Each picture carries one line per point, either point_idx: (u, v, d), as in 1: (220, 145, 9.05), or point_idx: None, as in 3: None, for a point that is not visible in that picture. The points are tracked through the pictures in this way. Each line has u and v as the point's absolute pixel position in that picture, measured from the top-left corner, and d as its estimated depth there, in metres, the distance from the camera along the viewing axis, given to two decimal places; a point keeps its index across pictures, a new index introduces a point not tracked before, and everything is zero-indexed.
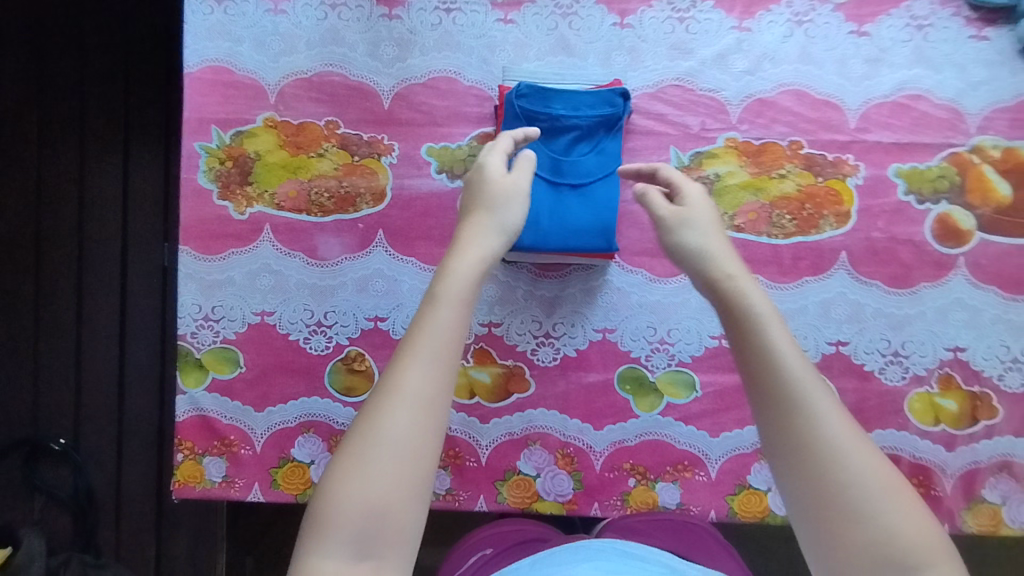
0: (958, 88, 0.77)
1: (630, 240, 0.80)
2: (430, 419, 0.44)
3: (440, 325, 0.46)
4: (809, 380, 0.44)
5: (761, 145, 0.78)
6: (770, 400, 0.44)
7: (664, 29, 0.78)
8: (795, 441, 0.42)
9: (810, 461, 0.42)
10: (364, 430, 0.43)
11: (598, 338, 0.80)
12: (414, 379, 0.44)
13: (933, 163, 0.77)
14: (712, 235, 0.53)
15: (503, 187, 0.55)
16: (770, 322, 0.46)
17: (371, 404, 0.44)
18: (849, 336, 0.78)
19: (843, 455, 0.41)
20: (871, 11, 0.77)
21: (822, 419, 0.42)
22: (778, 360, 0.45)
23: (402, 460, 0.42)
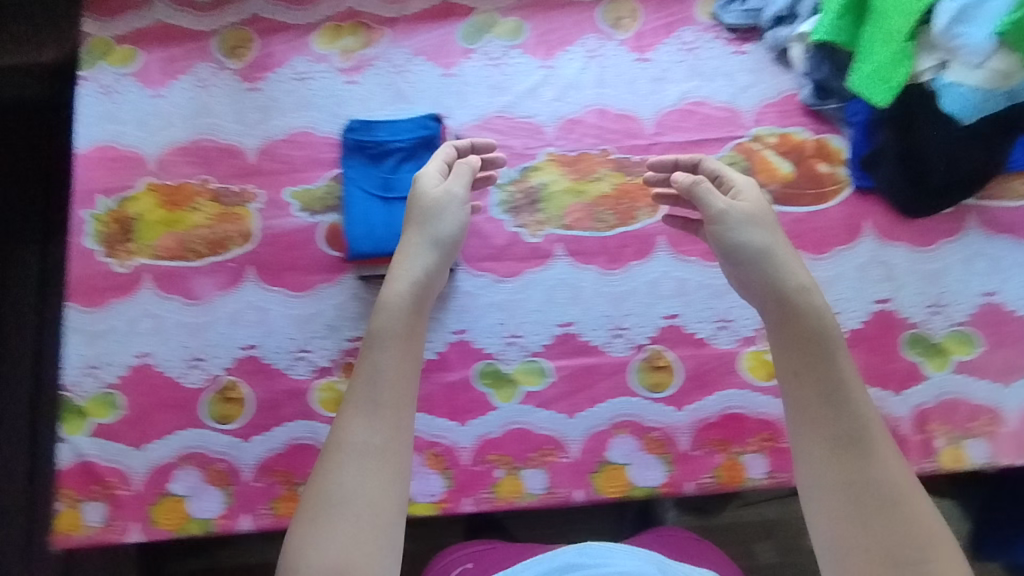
0: (731, 93, 0.92)
1: (474, 249, 0.90)
2: (371, 472, 0.60)
3: (373, 382, 0.64)
4: (869, 419, 0.62)
5: (577, 155, 0.92)
6: (831, 427, 0.62)
7: (483, 73, 0.95)
8: (845, 438, 0.61)
9: (857, 485, 0.59)
10: (318, 497, 0.59)
11: (454, 339, 0.88)
12: (355, 433, 0.61)
13: (721, 153, 0.90)
14: (772, 238, 0.71)
15: (433, 196, 0.73)
16: (838, 349, 0.65)
17: (322, 472, 0.61)
18: (677, 309, 0.88)
19: (879, 458, 0.60)
20: (649, 43, 0.95)
21: (870, 428, 0.62)
22: (843, 390, 0.63)
23: (361, 509, 0.59)
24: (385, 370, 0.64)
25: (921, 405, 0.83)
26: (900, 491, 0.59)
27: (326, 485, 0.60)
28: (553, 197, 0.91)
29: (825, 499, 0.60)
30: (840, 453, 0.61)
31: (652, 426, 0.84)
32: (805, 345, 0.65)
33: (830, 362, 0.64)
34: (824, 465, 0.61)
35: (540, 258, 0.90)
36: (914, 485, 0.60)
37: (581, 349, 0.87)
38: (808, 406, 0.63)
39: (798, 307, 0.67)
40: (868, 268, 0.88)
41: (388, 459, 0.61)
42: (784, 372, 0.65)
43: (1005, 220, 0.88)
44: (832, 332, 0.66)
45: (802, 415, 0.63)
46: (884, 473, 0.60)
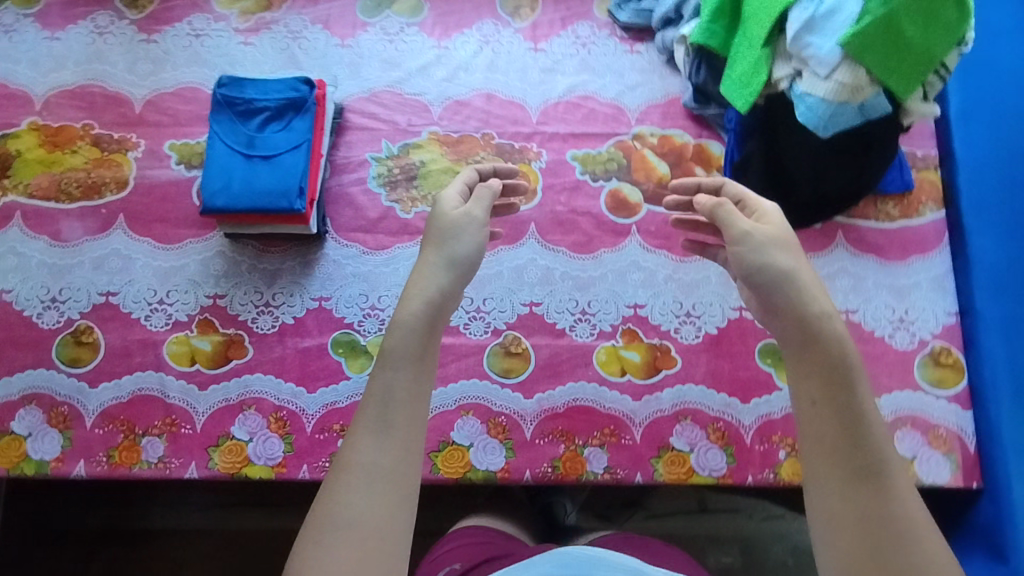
0: (618, 90, 0.96)
1: (345, 219, 0.91)
2: (378, 495, 0.56)
3: (389, 398, 0.59)
4: (890, 455, 0.57)
5: (459, 136, 0.94)
6: (855, 466, 0.56)
7: (377, 47, 0.97)
8: (863, 476, 0.56)
9: (880, 526, 0.54)
10: (318, 519, 0.55)
11: (314, 306, 0.88)
12: (366, 456, 0.56)
13: (602, 148, 0.94)
14: (799, 262, 0.64)
15: (454, 217, 0.69)
16: (857, 381, 0.59)
17: (330, 494, 0.56)
18: (540, 297, 0.89)
19: (894, 499, 0.55)
20: (544, 34, 0.98)
21: (888, 467, 0.57)
22: (864, 425, 0.57)
23: (367, 532, 0.54)
24: (397, 392, 0.59)
25: (766, 415, 0.85)
26: (923, 534, 0.54)
27: (331, 507, 0.55)
28: (430, 175, 0.93)
29: (842, 542, 0.55)
30: (859, 492, 0.56)
31: (499, 411, 0.85)
32: (826, 374, 0.59)
33: (851, 393, 0.59)
34: (841, 504, 0.56)
35: (410, 233, 0.91)
36: (929, 524, 0.55)
37: None
38: (826, 437, 0.58)
39: (820, 332, 0.61)
40: None
41: (394, 482, 0.56)
42: (803, 405, 0.60)
43: (872, 240, 0.90)
44: (854, 362, 0.60)
45: (823, 453, 0.58)
46: (904, 515, 0.55)
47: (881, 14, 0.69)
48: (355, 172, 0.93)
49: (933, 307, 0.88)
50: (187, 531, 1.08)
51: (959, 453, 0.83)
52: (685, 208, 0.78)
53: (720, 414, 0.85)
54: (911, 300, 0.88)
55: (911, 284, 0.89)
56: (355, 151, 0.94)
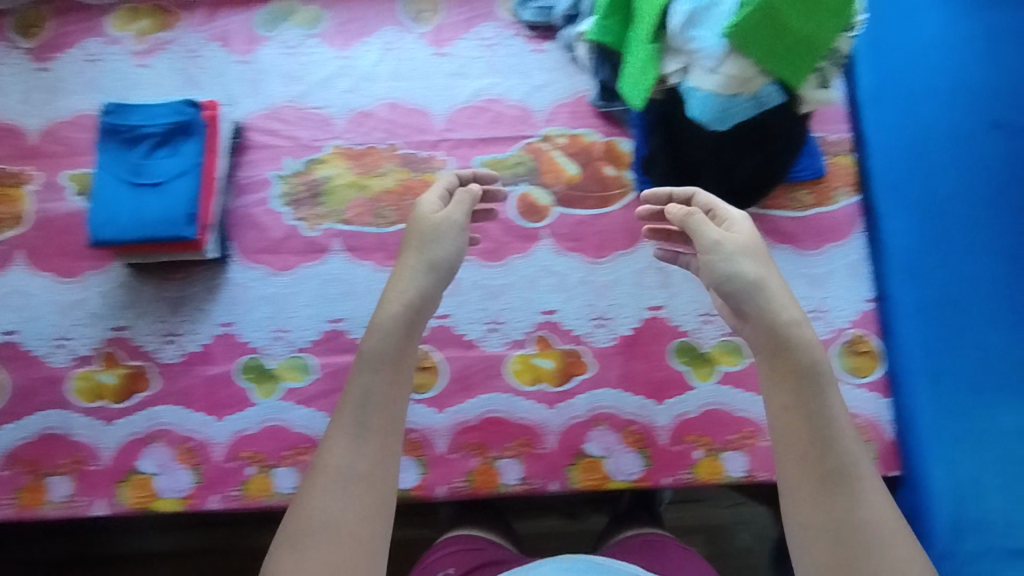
0: (525, 91, 0.93)
1: (250, 241, 0.90)
2: (359, 499, 0.60)
3: (370, 407, 0.63)
4: (858, 460, 0.61)
5: (364, 149, 0.92)
6: (821, 470, 0.60)
7: (278, 61, 0.95)
8: (830, 480, 0.60)
9: (842, 528, 0.58)
10: (298, 519, 0.59)
11: (220, 332, 0.87)
12: (344, 458, 0.61)
13: (510, 152, 0.92)
14: (768, 269, 0.66)
15: (431, 223, 0.72)
16: (825, 388, 0.62)
17: (308, 496, 0.60)
18: (449, 309, 0.88)
19: (858, 502, 0.59)
20: (448, 37, 0.95)
21: (855, 470, 0.60)
22: (830, 429, 0.61)
23: (345, 533, 0.58)
24: (377, 404, 0.63)
25: (683, 415, 0.84)
26: (885, 536, 0.58)
27: (312, 507, 0.59)
28: (336, 191, 0.91)
29: (806, 540, 0.59)
30: (829, 495, 0.60)
31: (411, 428, 0.84)
32: (796, 382, 0.63)
33: (821, 399, 0.62)
34: (812, 507, 0.60)
35: (316, 252, 0.90)
36: (896, 525, 0.59)
37: (348, 347, 0.87)
38: (796, 442, 0.62)
39: (789, 341, 0.63)
40: (645, 274, 0.88)
41: (373, 487, 0.60)
42: (775, 411, 0.63)
43: (784, 229, 0.88)
44: (823, 369, 0.63)
45: (792, 457, 0.61)
46: (867, 519, 0.59)
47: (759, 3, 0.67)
48: (257, 192, 0.91)
49: (849, 295, 0.86)
50: (146, 556, 1.07)
51: (878, 442, 0.82)
52: (658, 217, 0.79)
53: (634, 416, 0.84)
54: (828, 288, 0.86)
55: (826, 272, 0.87)
56: (257, 169, 0.92)
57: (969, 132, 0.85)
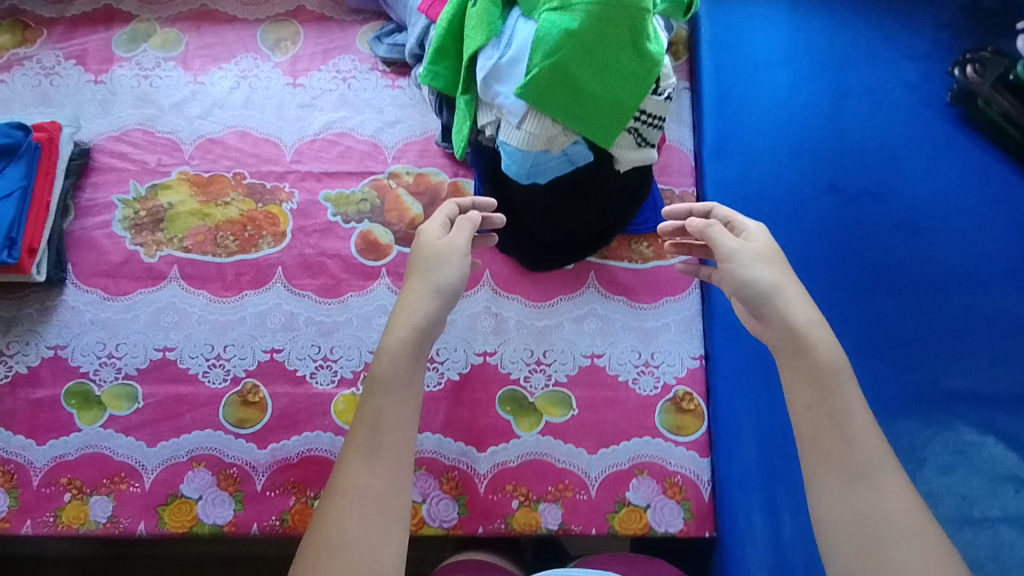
0: (376, 126, 0.93)
1: (88, 263, 0.89)
2: (374, 518, 0.54)
3: (380, 424, 0.59)
4: (877, 454, 0.55)
5: (210, 177, 0.91)
6: (844, 465, 0.55)
7: (132, 83, 0.94)
8: (861, 486, 0.53)
9: (866, 525, 0.52)
10: (310, 541, 0.54)
11: (49, 355, 0.87)
12: (358, 480, 0.56)
13: (357, 188, 0.91)
14: (784, 274, 0.63)
15: (438, 247, 0.67)
16: (842, 384, 0.58)
17: (321, 518, 0.55)
18: (282, 343, 0.87)
19: (888, 503, 0.52)
20: (304, 68, 0.94)
21: (885, 474, 0.54)
22: (852, 432, 0.56)
23: (361, 557, 0.52)
24: (388, 416, 0.59)
25: (502, 463, 0.82)
26: (915, 534, 0.50)
27: (326, 527, 0.54)
28: (178, 218, 0.90)
29: (842, 546, 0.52)
30: (855, 496, 0.53)
31: (230, 462, 0.83)
32: (817, 380, 0.58)
33: (835, 395, 0.57)
34: (840, 509, 0.53)
35: (153, 279, 0.89)
36: (926, 521, 0.51)
37: (176, 376, 0.86)
38: (821, 439, 0.56)
39: (804, 340, 0.60)
40: (479, 318, 0.87)
41: (390, 506, 0.55)
42: (800, 416, 0.58)
43: (622, 281, 0.88)
44: (837, 366, 0.58)
45: (819, 460, 0.56)
46: (895, 514, 0.51)
47: (545, 65, 0.65)
48: (99, 215, 0.90)
49: (679, 350, 0.86)
50: None
51: (693, 499, 0.81)
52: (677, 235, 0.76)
53: (456, 462, 0.83)
54: (657, 343, 0.86)
55: (659, 325, 0.86)
56: (102, 191, 0.91)
57: (807, 193, 0.85)
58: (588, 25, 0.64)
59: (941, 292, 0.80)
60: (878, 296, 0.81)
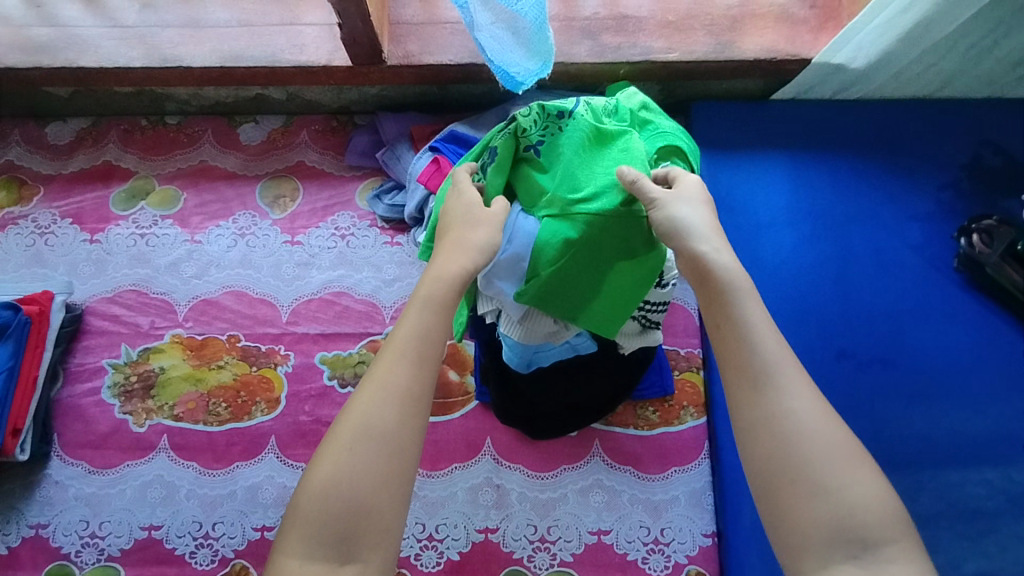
0: (375, 285, 0.92)
1: (75, 433, 0.86)
2: (413, 416, 0.46)
3: (418, 325, 0.49)
4: (782, 356, 0.46)
5: (204, 339, 0.89)
6: (747, 366, 0.45)
7: (127, 242, 0.93)
8: (766, 402, 0.44)
9: (776, 428, 0.43)
10: (342, 425, 0.46)
11: (30, 534, 0.82)
12: (392, 373, 0.47)
13: (354, 349, 0.89)
14: (697, 214, 0.53)
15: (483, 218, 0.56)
16: (745, 296, 0.48)
17: (350, 404, 0.46)
18: (274, 520, 0.82)
19: (796, 413, 0.44)
20: (303, 225, 0.94)
21: (790, 391, 0.44)
22: (751, 338, 0.46)
23: (386, 455, 0.45)
24: (426, 320, 0.49)
25: None
26: (822, 434, 0.43)
27: (360, 413, 0.45)
28: (169, 383, 0.88)
29: (754, 472, 0.44)
30: (756, 406, 0.45)
31: None
32: (716, 297, 0.49)
33: (734, 300, 0.48)
34: (748, 421, 0.45)
35: (141, 450, 0.85)
36: (835, 423, 0.44)
37: (161, 558, 0.81)
38: (727, 355, 0.47)
39: (705, 265, 0.50)
40: (480, 490, 0.84)
41: (424, 409, 0.47)
42: (705, 325, 0.49)
43: (627, 449, 0.85)
44: (740, 280, 0.49)
45: (725, 365, 0.47)
46: (799, 412, 0.44)
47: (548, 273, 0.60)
48: (88, 381, 0.88)
49: (689, 526, 0.82)
50: None
51: None
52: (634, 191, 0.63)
53: None
54: (666, 518, 0.82)
55: (667, 499, 0.83)
56: (92, 356, 0.89)
57: (816, 361, 0.82)
58: (587, 236, 0.60)
59: (955, 468, 0.77)
60: (894, 475, 0.77)
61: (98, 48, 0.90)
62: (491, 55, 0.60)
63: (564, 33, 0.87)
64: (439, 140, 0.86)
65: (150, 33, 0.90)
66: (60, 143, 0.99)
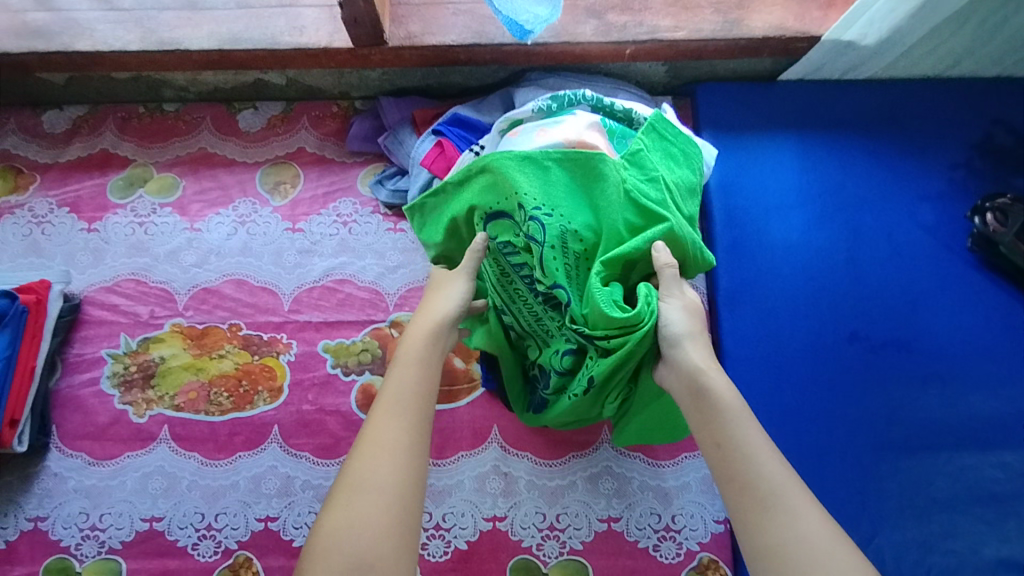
0: (378, 272, 0.90)
1: (73, 425, 0.84)
2: (406, 464, 0.50)
3: (402, 384, 0.56)
4: (785, 477, 0.48)
5: (204, 328, 0.88)
6: (748, 489, 0.48)
7: (126, 231, 0.92)
8: (768, 521, 0.46)
9: (783, 551, 0.44)
10: (343, 485, 0.49)
11: (28, 527, 0.80)
12: (387, 428, 0.52)
13: (356, 338, 0.87)
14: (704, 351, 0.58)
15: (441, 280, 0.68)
16: (739, 422, 0.52)
17: (348, 465, 0.50)
18: (277, 511, 0.80)
19: (800, 532, 0.45)
20: (303, 212, 0.93)
21: (795, 511, 0.46)
22: (749, 460, 0.49)
23: (384, 504, 0.48)
24: (410, 384, 0.56)
25: None
26: (826, 550, 0.44)
27: (358, 473, 0.49)
28: (170, 373, 0.86)
29: None
30: (763, 529, 0.46)
31: None
32: (717, 417, 0.52)
33: (734, 425, 0.51)
34: (756, 540, 0.46)
35: (141, 441, 0.83)
36: (846, 543, 0.44)
37: (163, 549, 0.79)
38: (730, 477, 0.50)
39: (705, 387, 0.54)
40: (487, 478, 0.82)
41: (416, 458, 0.51)
42: (706, 445, 0.52)
43: None
44: (732, 403, 0.53)
45: (730, 488, 0.49)
46: (806, 533, 0.45)
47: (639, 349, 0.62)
48: (87, 371, 0.86)
49: (701, 513, 0.80)
50: None
51: None
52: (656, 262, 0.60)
53: None
54: (678, 504, 0.81)
55: (678, 485, 0.82)
56: (91, 346, 0.87)
57: (828, 345, 0.80)
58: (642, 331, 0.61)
59: (970, 452, 0.76)
60: (909, 460, 0.76)
61: (93, 31, 0.88)
62: (501, 7, 0.69)
63: (569, 12, 0.86)
64: (442, 124, 0.85)
65: (146, 16, 0.89)
66: (56, 131, 0.97)
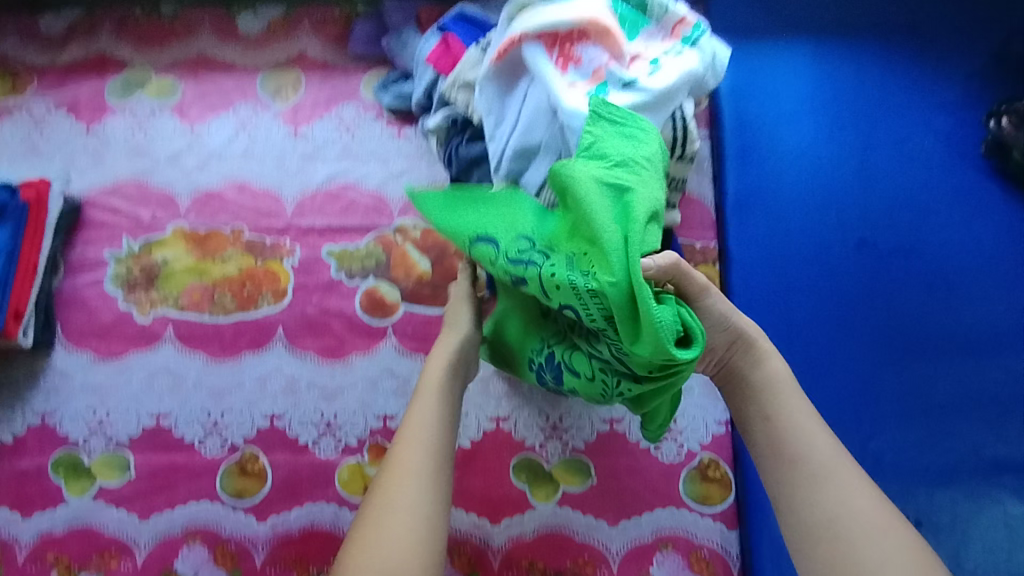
0: (382, 179, 0.89)
1: (78, 324, 0.84)
2: (432, 491, 0.54)
3: (426, 414, 0.59)
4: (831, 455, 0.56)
5: (206, 232, 0.87)
6: (799, 465, 0.56)
7: (125, 134, 0.90)
8: (816, 491, 0.55)
9: (829, 519, 0.53)
10: (374, 509, 0.52)
11: (36, 422, 0.81)
12: (413, 458, 0.55)
13: (361, 243, 0.87)
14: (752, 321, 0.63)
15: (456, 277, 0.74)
16: (788, 398, 0.60)
17: (377, 488, 0.54)
18: (283, 409, 0.81)
19: (846, 502, 0.54)
20: (306, 117, 0.91)
21: (839, 482, 0.55)
22: (800, 438, 0.57)
23: (412, 527, 0.51)
24: (432, 418, 0.58)
25: (517, 537, 0.77)
26: (868, 521, 0.52)
27: (386, 497, 0.53)
28: (173, 275, 0.86)
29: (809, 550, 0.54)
30: (811, 497, 0.55)
31: (228, 536, 0.77)
32: (768, 393, 0.61)
33: (782, 402, 0.60)
34: (803, 507, 0.55)
35: (146, 340, 0.84)
36: (884, 510, 0.53)
37: (170, 444, 0.80)
38: (780, 449, 0.58)
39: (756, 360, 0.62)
40: (491, 381, 0.83)
41: (441, 486, 0.55)
42: (755, 417, 0.61)
43: None
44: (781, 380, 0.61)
45: (781, 461, 0.58)
46: (852, 505, 0.53)
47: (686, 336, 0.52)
48: (90, 272, 0.86)
49: (703, 416, 0.81)
50: None
51: None
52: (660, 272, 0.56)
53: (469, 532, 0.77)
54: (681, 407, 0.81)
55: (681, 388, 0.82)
56: (93, 248, 0.87)
57: (835, 250, 0.80)
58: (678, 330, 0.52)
59: (976, 357, 0.76)
60: (912, 364, 0.76)
61: None
62: None
63: None
64: (448, 20, 0.83)
65: None
66: (51, 32, 0.95)
